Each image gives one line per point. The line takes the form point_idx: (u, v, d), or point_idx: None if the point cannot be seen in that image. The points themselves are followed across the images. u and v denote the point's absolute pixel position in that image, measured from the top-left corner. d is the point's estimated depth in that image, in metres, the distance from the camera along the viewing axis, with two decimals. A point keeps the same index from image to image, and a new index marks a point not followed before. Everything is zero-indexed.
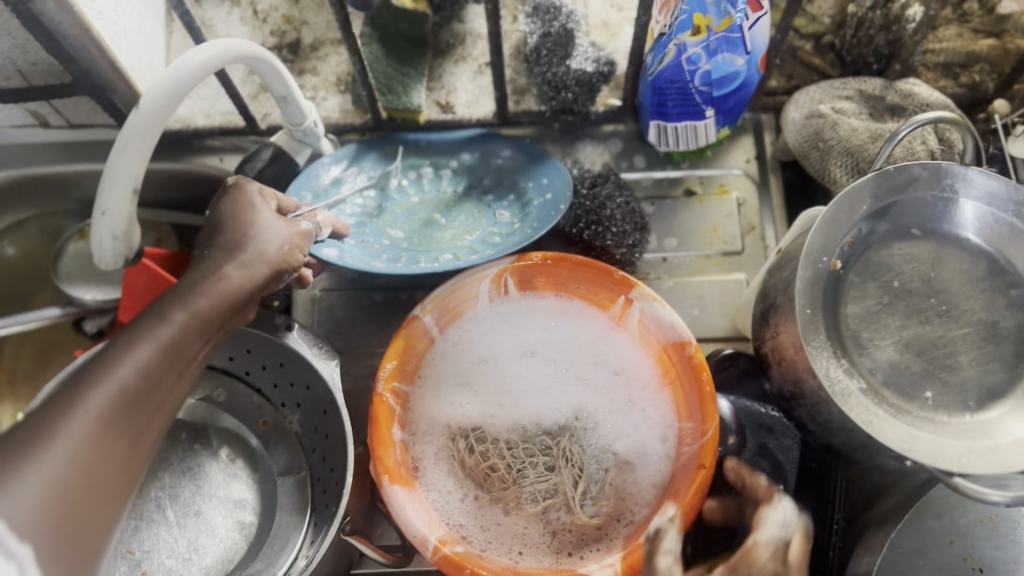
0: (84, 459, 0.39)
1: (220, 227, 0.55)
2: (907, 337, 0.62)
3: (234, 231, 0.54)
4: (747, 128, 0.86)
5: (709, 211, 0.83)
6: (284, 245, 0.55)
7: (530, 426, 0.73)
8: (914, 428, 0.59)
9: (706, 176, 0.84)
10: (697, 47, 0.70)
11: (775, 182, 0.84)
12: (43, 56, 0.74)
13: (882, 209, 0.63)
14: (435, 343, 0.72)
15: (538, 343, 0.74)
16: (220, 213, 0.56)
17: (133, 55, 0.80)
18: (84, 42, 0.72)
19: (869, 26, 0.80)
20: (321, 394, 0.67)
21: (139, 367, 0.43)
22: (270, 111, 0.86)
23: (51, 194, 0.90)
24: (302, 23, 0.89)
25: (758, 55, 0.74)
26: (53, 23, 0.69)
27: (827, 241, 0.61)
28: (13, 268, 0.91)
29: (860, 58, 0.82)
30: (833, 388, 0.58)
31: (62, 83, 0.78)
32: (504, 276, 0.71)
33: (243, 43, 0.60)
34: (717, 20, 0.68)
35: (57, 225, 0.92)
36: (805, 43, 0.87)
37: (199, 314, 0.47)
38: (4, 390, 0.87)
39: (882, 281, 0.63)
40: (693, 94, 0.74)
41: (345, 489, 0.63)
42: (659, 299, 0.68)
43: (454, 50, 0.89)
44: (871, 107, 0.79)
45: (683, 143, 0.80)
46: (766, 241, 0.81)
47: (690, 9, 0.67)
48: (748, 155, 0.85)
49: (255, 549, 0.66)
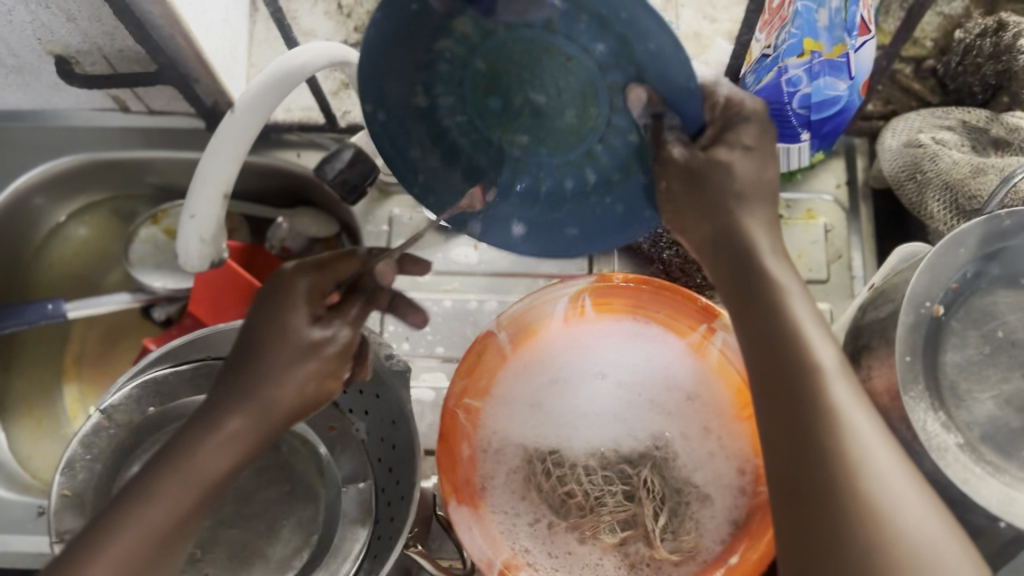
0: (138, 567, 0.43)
1: (249, 341, 0.50)
2: (1009, 391, 0.59)
3: (264, 346, 0.49)
4: (840, 151, 0.83)
5: (795, 236, 0.80)
6: (307, 384, 0.49)
7: (609, 452, 0.71)
8: (1013, 491, 0.56)
9: (793, 199, 0.82)
10: (800, 69, 0.68)
11: (866, 210, 0.81)
12: (130, 44, 0.74)
13: (990, 253, 0.60)
14: (509, 362, 0.71)
15: (612, 364, 0.71)
16: (254, 321, 0.50)
17: (217, 46, 0.79)
18: (173, 33, 0.71)
19: (977, 55, 0.76)
20: (391, 405, 0.66)
21: (197, 472, 0.45)
22: (350, 109, 0.85)
23: (128, 178, 0.90)
24: None
25: (861, 80, 0.71)
26: (142, 13, 0.68)
27: (931, 284, 0.58)
28: (85, 248, 0.92)
29: (965, 87, 0.79)
30: (929, 442, 0.56)
31: (146, 71, 0.77)
32: (582, 295, 0.69)
33: (338, 46, 0.59)
34: (829, 47, 0.68)
35: (131, 210, 0.92)
36: (905, 66, 0.83)
37: (240, 434, 0.47)
38: (70, 369, 0.88)
39: (984, 330, 0.60)
40: (790, 117, 0.71)
41: (415, 504, 0.61)
42: None
43: None
44: (973, 139, 0.76)
45: (772, 167, 0.77)
46: (853, 271, 0.79)
47: (800, 35, 0.67)
48: (838, 180, 0.82)
49: (316, 558, 0.65)
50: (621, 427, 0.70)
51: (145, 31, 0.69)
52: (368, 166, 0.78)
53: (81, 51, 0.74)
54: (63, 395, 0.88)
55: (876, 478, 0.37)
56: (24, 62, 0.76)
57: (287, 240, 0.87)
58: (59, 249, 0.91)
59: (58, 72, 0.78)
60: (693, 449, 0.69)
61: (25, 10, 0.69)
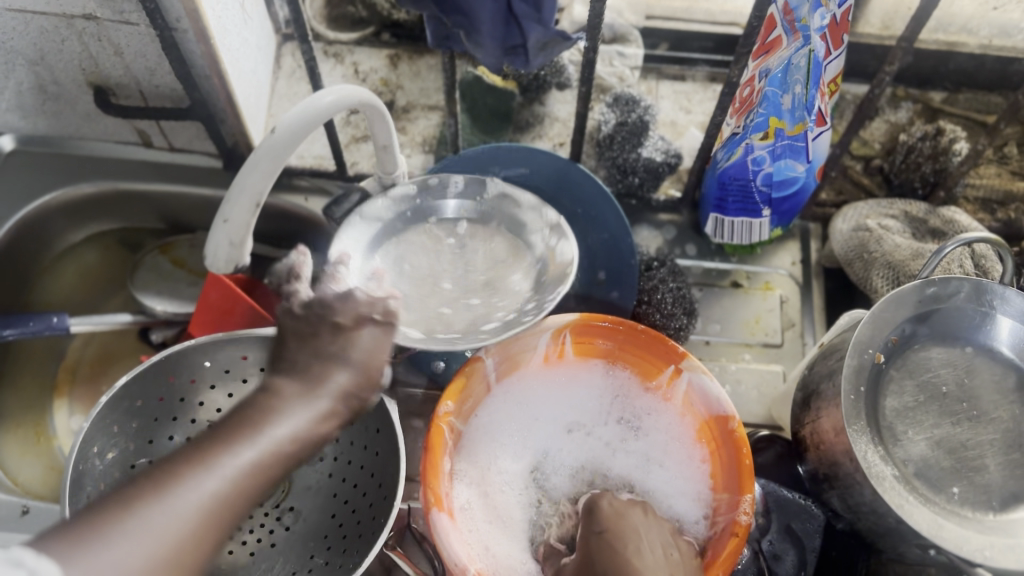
0: (192, 522, 0.37)
1: (624, 534, 0.61)
2: (939, 435, 0.66)
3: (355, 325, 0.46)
4: (795, 234, 0.92)
5: (753, 304, 0.88)
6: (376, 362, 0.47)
7: (621, 435, 0.75)
8: (941, 518, 0.62)
9: (753, 271, 0.90)
10: (764, 150, 0.76)
11: (817, 287, 0.89)
12: (167, 80, 0.81)
13: (924, 314, 0.68)
14: (603, 379, 0.77)
15: (586, 418, 0.76)
16: (613, 529, 0.61)
17: (247, 94, 0.87)
18: (211, 73, 0.79)
19: (918, 155, 0.88)
20: (376, 414, 0.71)
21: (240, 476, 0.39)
22: (359, 161, 0.95)
23: (137, 209, 0.96)
24: (398, 87, 0.96)
25: (817, 165, 0.80)
26: (189, 52, 0.75)
27: (873, 335, 0.66)
28: (91, 270, 0.98)
29: (908, 183, 0.90)
30: (869, 469, 0.62)
31: (177, 107, 0.84)
32: (563, 332, 0.74)
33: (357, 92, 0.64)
34: (790, 125, 0.74)
35: (138, 240, 0.99)
36: (856, 163, 0.94)
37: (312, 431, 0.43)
38: (64, 382, 0.93)
39: (919, 380, 0.68)
40: (754, 193, 0.80)
41: (383, 538, 0.64)
42: (708, 372, 0.71)
43: (533, 129, 0.94)
44: (914, 227, 0.85)
45: (736, 238, 0.85)
46: (804, 337, 0.87)
47: (766, 112, 0.74)
48: (793, 258, 0.90)
49: (291, 550, 0.72)
50: (580, 477, 0.73)
51: (187, 67, 0.77)
52: None
53: (119, 82, 0.81)
54: (51, 406, 0.91)
55: (635, 545, 0.60)
56: (64, 90, 0.84)
57: None
58: (65, 270, 0.96)
59: (93, 102, 0.85)
60: (659, 479, 0.73)
61: (78, 41, 0.76)
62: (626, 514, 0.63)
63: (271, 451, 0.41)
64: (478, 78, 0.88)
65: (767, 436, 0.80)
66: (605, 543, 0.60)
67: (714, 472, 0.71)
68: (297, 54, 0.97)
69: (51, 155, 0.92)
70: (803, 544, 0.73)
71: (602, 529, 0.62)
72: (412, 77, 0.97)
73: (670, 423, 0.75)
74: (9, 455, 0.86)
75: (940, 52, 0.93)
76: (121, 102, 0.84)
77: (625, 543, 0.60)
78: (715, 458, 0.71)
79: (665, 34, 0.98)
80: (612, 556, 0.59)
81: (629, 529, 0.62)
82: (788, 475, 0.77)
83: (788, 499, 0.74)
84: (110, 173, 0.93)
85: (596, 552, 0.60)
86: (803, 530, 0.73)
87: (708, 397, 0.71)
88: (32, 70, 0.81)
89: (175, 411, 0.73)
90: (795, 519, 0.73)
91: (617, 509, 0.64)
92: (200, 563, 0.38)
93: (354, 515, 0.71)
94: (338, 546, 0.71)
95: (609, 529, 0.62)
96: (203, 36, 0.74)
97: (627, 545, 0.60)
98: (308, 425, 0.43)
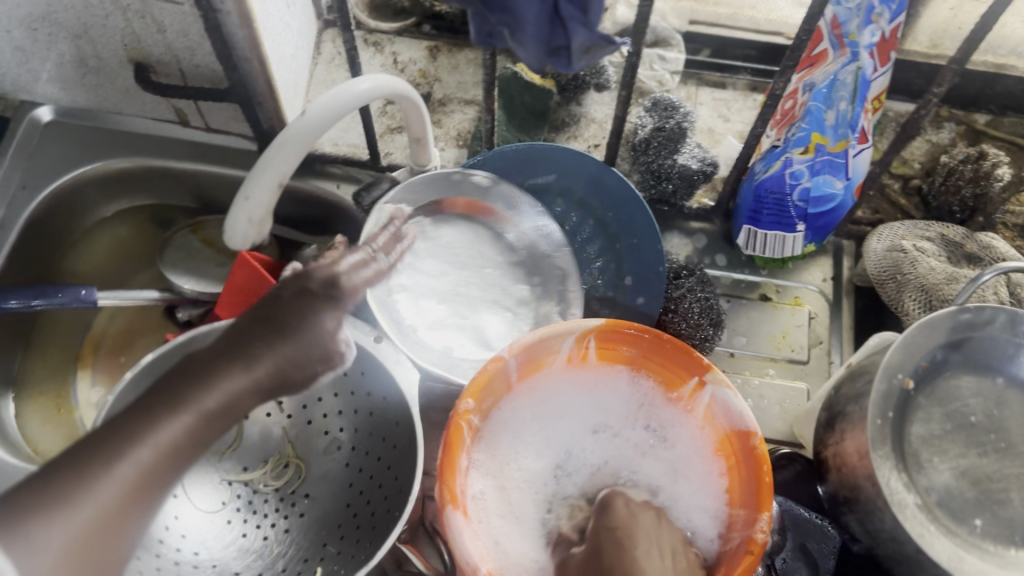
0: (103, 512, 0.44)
1: (634, 532, 0.62)
2: (964, 465, 0.65)
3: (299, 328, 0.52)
4: (828, 250, 0.91)
5: (780, 318, 0.87)
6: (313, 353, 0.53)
7: (640, 442, 0.75)
8: (962, 550, 0.61)
9: (783, 285, 0.89)
10: (802, 164, 0.76)
11: (848, 305, 0.88)
12: (207, 61, 0.81)
13: (956, 341, 0.67)
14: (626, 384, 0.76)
15: (606, 422, 0.75)
16: (623, 526, 0.62)
17: (285, 79, 0.87)
18: (251, 57, 0.79)
19: (958, 178, 0.87)
20: (397, 407, 0.71)
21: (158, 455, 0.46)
22: (393, 152, 0.94)
23: (171, 187, 0.96)
24: (435, 79, 0.95)
25: (856, 183, 0.79)
26: (231, 34, 0.75)
27: (903, 359, 0.65)
28: (121, 245, 0.99)
29: (946, 206, 0.88)
30: (890, 496, 0.62)
31: (215, 88, 0.84)
32: (588, 336, 0.73)
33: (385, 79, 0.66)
34: (833, 142, 0.75)
35: (169, 218, 1.00)
36: (894, 182, 0.93)
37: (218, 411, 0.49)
38: (87, 355, 0.93)
39: (948, 408, 0.67)
40: (789, 207, 0.78)
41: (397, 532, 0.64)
42: (732, 386, 0.70)
43: (568, 128, 0.94)
44: (950, 251, 0.84)
45: (768, 252, 0.83)
46: (831, 356, 0.85)
47: (809, 128, 0.75)
48: (824, 275, 0.89)
49: (305, 538, 0.72)
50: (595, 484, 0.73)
51: (228, 50, 0.77)
52: None
53: (160, 61, 0.82)
54: (76, 378, 0.92)
55: (642, 546, 0.60)
56: (105, 65, 0.84)
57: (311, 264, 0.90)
58: (99, 243, 0.97)
59: (133, 78, 0.85)
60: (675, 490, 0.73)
61: (121, 18, 0.76)
62: (640, 515, 0.64)
63: (181, 437, 0.47)
64: (515, 74, 0.88)
65: (788, 454, 0.79)
66: (615, 539, 0.61)
67: (732, 487, 0.71)
68: (337, 41, 0.97)
69: (88, 127, 0.92)
70: (817, 563, 0.72)
71: (613, 526, 0.63)
72: (450, 70, 0.96)
73: (690, 433, 0.74)
74: (29, 422, 0.88)
75: (987, 74, 0.91)
76: (160, 80, 0.85)
77: (634, 541, 0.60)
78: (734, 473, 0.71)
79: (707, 41, 0.97)
80: (619, 553, 0.59)
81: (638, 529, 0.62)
82: (807, 493, 0.76)
83: (805, 518, 0.73)
84: (146, 150, 0.93)
85: (604, 546, 0.61)
86: (817, 550, 0.72)
87: (731, 411, 0.70)
88: (74, 44, 0.81)
89: None
90: (809, 538, 0.72)
91: (630, 511, 0.64)
92: (125, 532, 0.45)
93: (367, 507, 0.71)
94: (351, 536, 0.70)
95: (619, 525, 0.62)
96: (246, 20, 0.74)
97: (634, 544, 0.60)
98: (223, 405, 0.49)
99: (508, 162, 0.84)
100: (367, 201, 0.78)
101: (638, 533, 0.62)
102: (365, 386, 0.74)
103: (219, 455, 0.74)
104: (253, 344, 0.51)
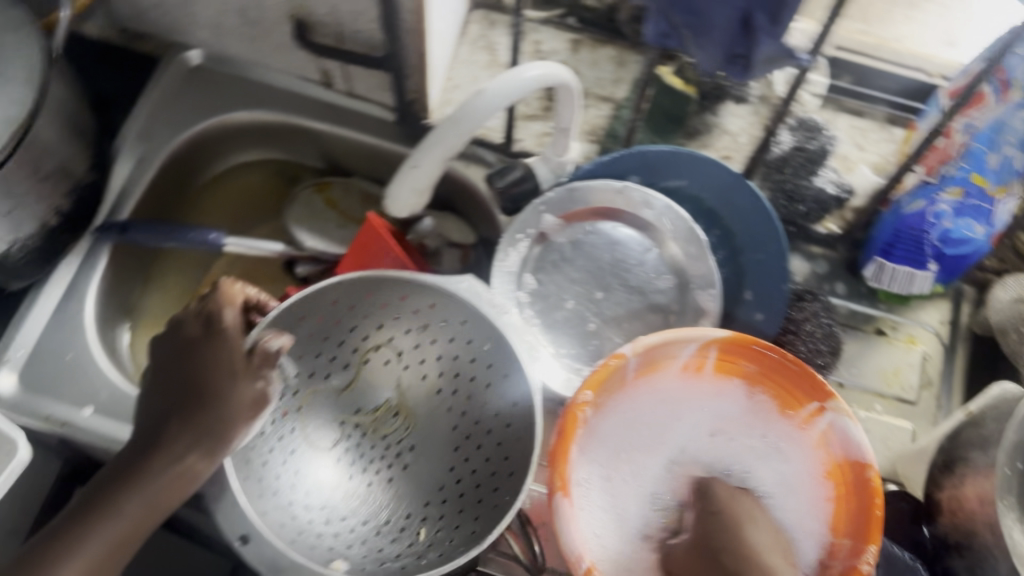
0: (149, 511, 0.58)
1: (735, 514, 0.66)
2: None
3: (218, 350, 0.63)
4: (949, 293, 0.90)
5: (894, 355, 0.87)
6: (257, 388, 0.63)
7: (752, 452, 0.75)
8: None
9: (899, 322, 0.88)
10: (949, 204, 0.75)
11: (962, 351, 0.88)
12: (368, 27, 0.82)
13: None
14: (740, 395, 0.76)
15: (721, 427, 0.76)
16: (724, 509, 0.67)
17: (435, 55, 0.88)
18: (413, 28, 0.80)
19: None
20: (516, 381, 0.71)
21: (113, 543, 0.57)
22: (524, 139, 0.95)
23: (300, 144, 0.98)
24: (575, 72, 0.96)
25: (996, 231, 0.77)
26: (400, 4, 0.77)
27: None
28: (246, 194, 1.01)
29: None
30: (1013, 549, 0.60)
31: (368, 55, 0.85)
32: (711, 346, 0.73)
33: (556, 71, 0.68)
34: (993, 185, 0.73)
35: (295, 174, 1.01)
36: None
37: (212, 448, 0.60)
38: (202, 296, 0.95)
39: None
40: (926, 246, 0.78)
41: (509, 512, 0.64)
42: (852, 417, 0.70)
43: (700, 137, 0.93)
44: None
45: (895, 287, 0.84)
46: (940, 403, 0.85)
47: (969, 168, 0.74)
48: (942, 317, 0.89)
49: (409, 493, 0.74)
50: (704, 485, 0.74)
51: (394, 19, 0.78)
52: (532, 186, 0.86)
53: (321, 21, 0.83)
54: None
55: (749, 530, 0.65)
56: (265, 18, 0.86)
57: (426, 237, 0.91)
58: (226, 189, 1.00)
59: (289, 34, 0.87)
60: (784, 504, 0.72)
61: None
62: (740, 501, 0.68)
63: (185, 471, 0.59)
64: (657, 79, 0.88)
65: (894, 492, 0.79)
66: (720, 522, 0.66)
67: (838, 515, 0.70)
68: (483, 23, 0.98)
69: (231, 76, 0.95)
70: None
71: (714, 509, 0.67)
72: (589, 65, 0.97)
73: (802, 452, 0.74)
74: (142, 353, 0.91)
75: None
76: (316, 39, 0.86)
77: (737, 525, 0.65)
78: (841, 502, 0.70)
79: (851, 68, 0.96)
80: (729, 536, 0.64)
81: (745, 512, 0.67)
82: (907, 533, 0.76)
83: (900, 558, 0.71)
84: (283, 104, 0.94)
85: (711, 527, 0.65)
86: None
87: (849, 441, 0.70)
88: None
89: (327, 332, 0.76)
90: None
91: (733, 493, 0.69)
92: None
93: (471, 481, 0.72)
94: (454, 503, 0.72)
95: (719, 509, 0.67)
96: None
97: (742, 528, 0.65)
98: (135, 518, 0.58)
99: (641, 160, 0.84)
100: (499, 183, 0.85)
101: (744, 521, 0.66)
102: (487, 355, 0.73)
103: (335, 396, 0.77)
104: (205, 376, 0.62)
